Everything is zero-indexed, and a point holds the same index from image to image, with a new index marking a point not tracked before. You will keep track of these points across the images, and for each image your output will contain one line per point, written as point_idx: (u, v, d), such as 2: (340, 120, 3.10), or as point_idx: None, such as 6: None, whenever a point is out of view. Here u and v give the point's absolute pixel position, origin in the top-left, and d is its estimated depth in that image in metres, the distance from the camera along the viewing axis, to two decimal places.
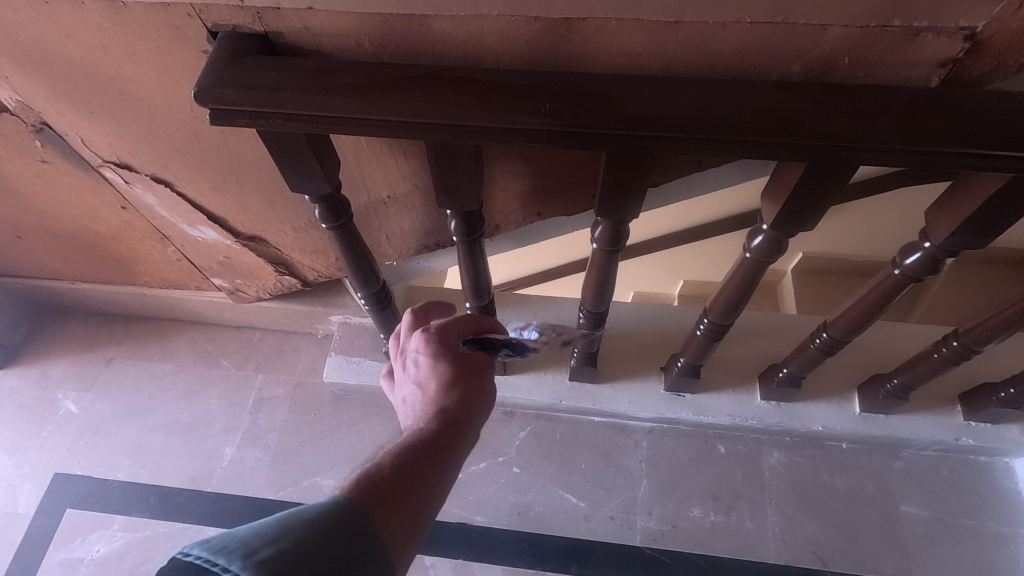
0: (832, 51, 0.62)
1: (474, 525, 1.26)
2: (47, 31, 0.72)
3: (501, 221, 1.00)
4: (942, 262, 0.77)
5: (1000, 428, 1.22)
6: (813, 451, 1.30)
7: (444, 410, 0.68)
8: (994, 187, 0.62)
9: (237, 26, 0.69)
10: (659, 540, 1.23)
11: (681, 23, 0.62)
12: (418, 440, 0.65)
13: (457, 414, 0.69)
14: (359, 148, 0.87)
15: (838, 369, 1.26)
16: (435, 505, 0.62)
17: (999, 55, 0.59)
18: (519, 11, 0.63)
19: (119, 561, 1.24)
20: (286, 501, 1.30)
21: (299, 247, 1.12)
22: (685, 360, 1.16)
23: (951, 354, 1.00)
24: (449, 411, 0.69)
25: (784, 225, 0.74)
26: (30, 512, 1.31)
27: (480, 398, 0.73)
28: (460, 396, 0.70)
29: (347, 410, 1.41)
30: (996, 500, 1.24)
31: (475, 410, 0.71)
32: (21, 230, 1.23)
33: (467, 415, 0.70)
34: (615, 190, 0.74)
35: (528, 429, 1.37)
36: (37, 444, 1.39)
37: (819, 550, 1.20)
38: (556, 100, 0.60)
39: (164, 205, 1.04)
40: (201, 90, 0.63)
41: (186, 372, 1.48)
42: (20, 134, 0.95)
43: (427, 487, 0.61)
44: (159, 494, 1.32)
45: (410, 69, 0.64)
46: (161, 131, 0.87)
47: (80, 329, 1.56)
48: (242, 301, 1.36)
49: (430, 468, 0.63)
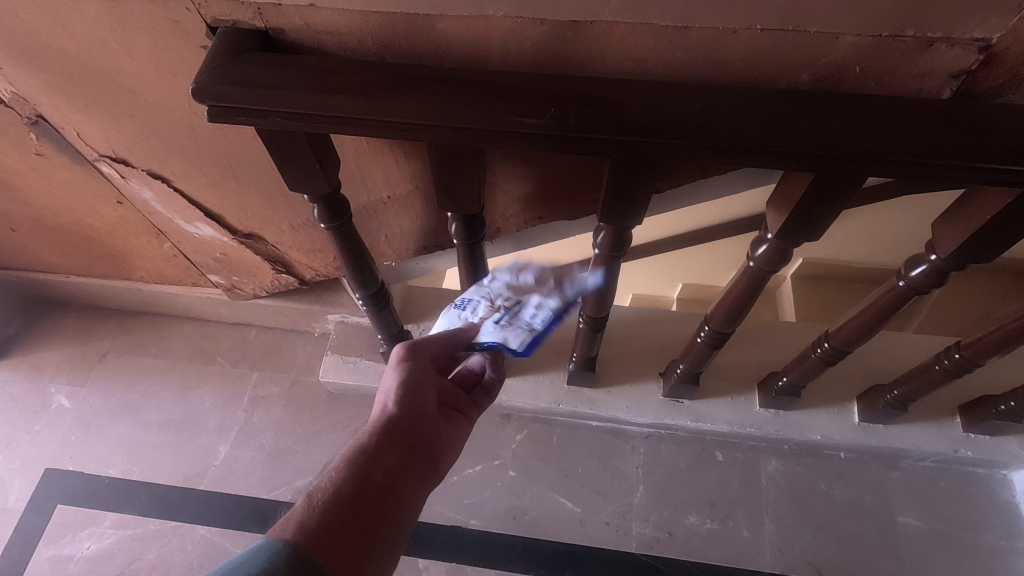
0: (843, 60, 0.61)
1: (468, 528, 1.25)
2: (42, 22, 0.71)
3: (502, 224, 0.99)
4: (948, 275, 0.76)
5: (999, 441, 1.21)
6: (811, 460, 1.29)
7: (385, 421, 0.69)
8: (1003, 202, 0.61)
9: (237, 22, 0.68)
10: (654, 547, 1.22)
11: (690, 29, 0.61)
12: (356, 450, 0.66)
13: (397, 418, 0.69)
14: (360, 147, 0.86)
15: (838, 378, 1.26)
16: (382, 518, 0.62)
17: (1014, 67, 0.58)
18: (525, 13, 0.62)
19: (109, 559, 1.23)
20: (279, 501, 1.29)
21: (297, 246, 1.10)
22: (684, 367, 1.15)
23: (953, 366, 1.00)
24: (389, 423, 0.68)
25: (790, 235, 0.73)
26: (19, 507, 1.30)
27: (423, 408, 0.72)
28: (397, 397, 0.71)
29: (343, 409, 1.39)
30: (993, 512, 1.23)
31: (418, 422, 0.70)
32: (16, 223, 1.22)
33: (409, 419, 0.70)
34: (617, 197, 0.73)
35: (524, 433, 1.35)
36: (28, 439, 1.38)
37: (815, 560, 1.20)
38: (561, 105, 0.59)
39: (161, 200, 1.03)
40: (200, 87, 0.61)
41: (182, 370, 1.47)
42: (16, 126, 0.93)
43: (363, 503, 0.62)
44: (150, 491, 1.31)
45: (413, 71, 0.63)
46: (159, 125, 0.85)
47: (74, 322, 1.54)
48: (239, 298, 1.34)
49: (381, 488, 0.64)
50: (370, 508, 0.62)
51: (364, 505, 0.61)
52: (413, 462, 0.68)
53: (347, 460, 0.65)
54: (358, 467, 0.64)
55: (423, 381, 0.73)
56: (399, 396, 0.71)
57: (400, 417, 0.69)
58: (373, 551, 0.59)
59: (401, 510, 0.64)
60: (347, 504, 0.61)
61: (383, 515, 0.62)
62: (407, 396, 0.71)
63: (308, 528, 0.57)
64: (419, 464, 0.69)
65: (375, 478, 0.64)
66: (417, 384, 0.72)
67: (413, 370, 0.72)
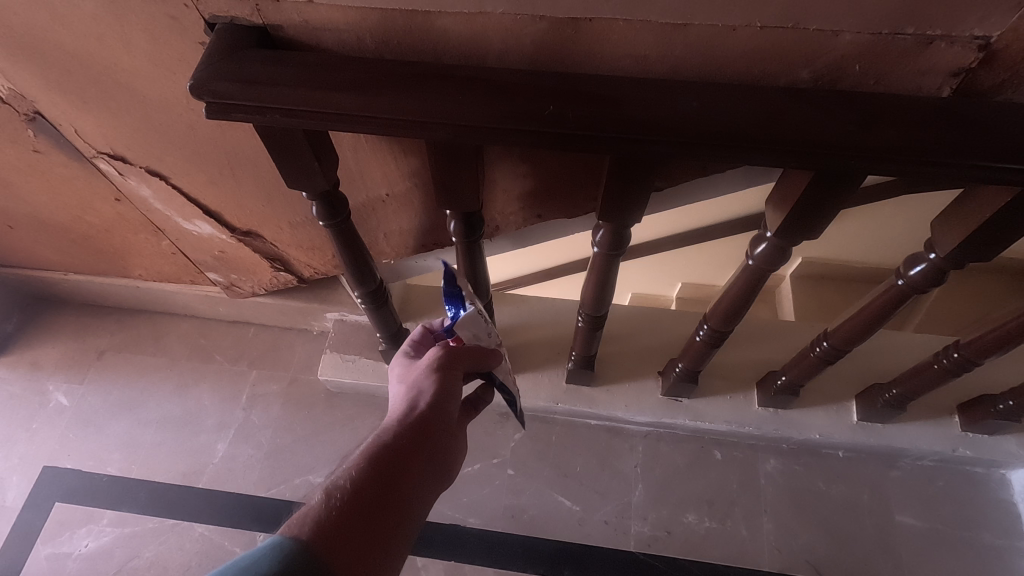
0: (843, 58, 0.61)
1: (466, 526, 1.25)
2: (40, 18, 0.71)
3: (501, 222, 0.99)
4: (947, 274, 0.76)
5: (997, 440, 1.21)
6: (810, 459, 1.30)
7: (412, 424, 0.68)
8: (1002, 201, 0.61)
9: (235, 18, 0.68)
10: (653, 546, 1.22)
11: (690, 26, 0.60)
12: (379, 451, 0.65)
13: (424, 424, 0.68)
14: (358, 144, 0.86)
15: (836, 377, 1.26)
16: (397, 525, 0.61)
17: (1014, 66, 0.58)
18: (525, 10, 0.62)
19: (107, 557, 1.23)
20: (277, 499, 1.29)
21: (296, 243, 1.10)
22: (683, 366, 1.15)
23: (952, 365, 1.00)
24: (416, 428, 0.67)
25: (790, 233, 0.73)
26: (17, 505, 1.29)
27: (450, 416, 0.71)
28: (427, 401, 0.69)
29: (342, 408, 1.39)
30: (992, 511, 1.23)
31: (443, 430, 0.70)
32: (13, 220, 1.21)
33: (436, 428, 0.69)
34: (616, 195, 0.73)
35: (523, 431, 1.35)
36: (26, 437, 1.38)
37: (814, 559, 1.20)
38: (561, 102, 0.59)
39: (159, 197, 1.03)
40: (198, 84, 0.61)
41: (180, 367, 1.46)
42: (14, 123, 0.93)
43: (380, 507, 0.61)
44: (148, 489, 1.31)
45: (411, 67, 0.63)
46: (157, 122, 0.85)
47: (72, 320, 1.54)
48: (237, 297, 1.34)
49: (400, 493, 0.63)
50: (385, 513, 0.61)
51: (380, 508, 0.61)
52: (432, 468, 0.68)
53: (367, 459, 0.64)
54: (377, 468, 0.64)
55: (454, 389, 0.72)
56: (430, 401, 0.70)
57: (429, 422, 0.69)
58: (385, 557, 0.59)
59: (413, 515, 0.64)
60: (363, 504, 0.60)
61: (398, 521, 0.62)
62: (438, 402, 0.70)
63: (323, 529, 0.56)
64: (437, 471, 0.68)
65: (395, 481, 0.63)
66: (449, 392, 0.71)
67: (446, 377, 0.71)
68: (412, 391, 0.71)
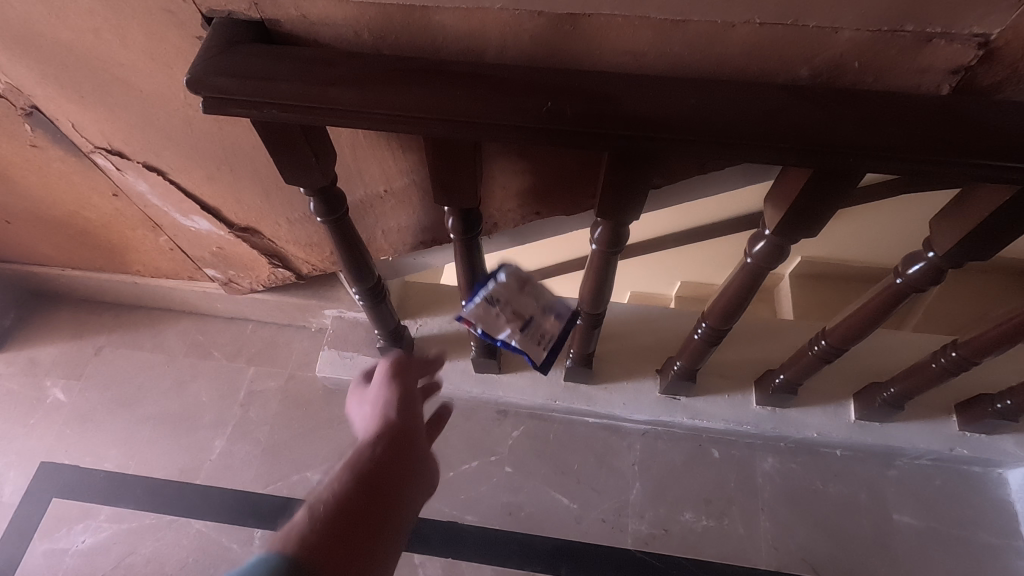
0: (842, 55, 0.61)
1: (464, 524, 1.25)
2: (36, 12, 0.71)
3: (499, 219, 0.99)
4: (945, 272, 0.76)
5: (995, 439, 1.22)
6: (808, 458, 1.29)
7: (386, 433, 0.71)
8: (1001, 199, 0.61)
9: (232, 12, 0.68)
10: (650, 544, 1.22)
11: (689, 22, 0.60)
12: (359, 461, 0.66)
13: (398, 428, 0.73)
14: (356, 140, 0.86)
15: (834, 376, 1.26)
16: (383, 533, 0.61)
17: (1013, 63, 0.58)
18: (523, 5, 0.62)
19: (104, 553, 1.23)
20: (275, 496, 1.29)
21: (294, 240, 1.10)
22: (682, 363, 1.15)
23: (950, 364, 0.99)
24: (389, 434, 0.71)
25: (788, 231, 0.72)
26: (15, 500, 1.30)
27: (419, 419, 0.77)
28: (393, 411, 0.75)
29: (339, 404, 1.39)
30: (989, 511, 1.24)
31: (418, 435, 0.74)
32: (11, 216, 1.21)
33: (408, 432, 0.73)
34: (615, 192, 0.73)
35: (521, 429, 1.35)
36: (23, 433, 1.37)
37: (810, 557, 1.20)
38: (559, 98, 0.59)
39: (157, 193, 1.03)
40: (195, 78, 0.61)
41: (178, 364, 1.46)
42: (11, 117, 0.92)
43: (364, 515, 0.61)
44: (146, 485, 1.31)
45: (409, 62, 0.62)
46: (154, 117, 0.85)
47: (70, 316, 1.54)
48: (235, 293, 1.34)
49: (384, 500, 0.64)
50: (370, 520, 0.61)
51: (364, 517, 0.61)
52: (413, 476, 0.69)
53: (348, 470, 0.65)
54: (360, 478, 0.64)
55: (412, 395, 0.79)
56: (395, 410, 0.75)
57: (399, 428, 0.73)
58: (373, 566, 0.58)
59: (400, 524, 0.64)
60: (348, 513, 0.61)
61: (383, 527, 0.62)
62: (402, 408, 0.76)
63: (306, 543, 0.56)
64: (419, 477, 0.70)
65: (378, 488, 0.64)
66: (407, 398, 0.78)
67: (403, 384, 0.79)
68: (377, 408, 0.76)
